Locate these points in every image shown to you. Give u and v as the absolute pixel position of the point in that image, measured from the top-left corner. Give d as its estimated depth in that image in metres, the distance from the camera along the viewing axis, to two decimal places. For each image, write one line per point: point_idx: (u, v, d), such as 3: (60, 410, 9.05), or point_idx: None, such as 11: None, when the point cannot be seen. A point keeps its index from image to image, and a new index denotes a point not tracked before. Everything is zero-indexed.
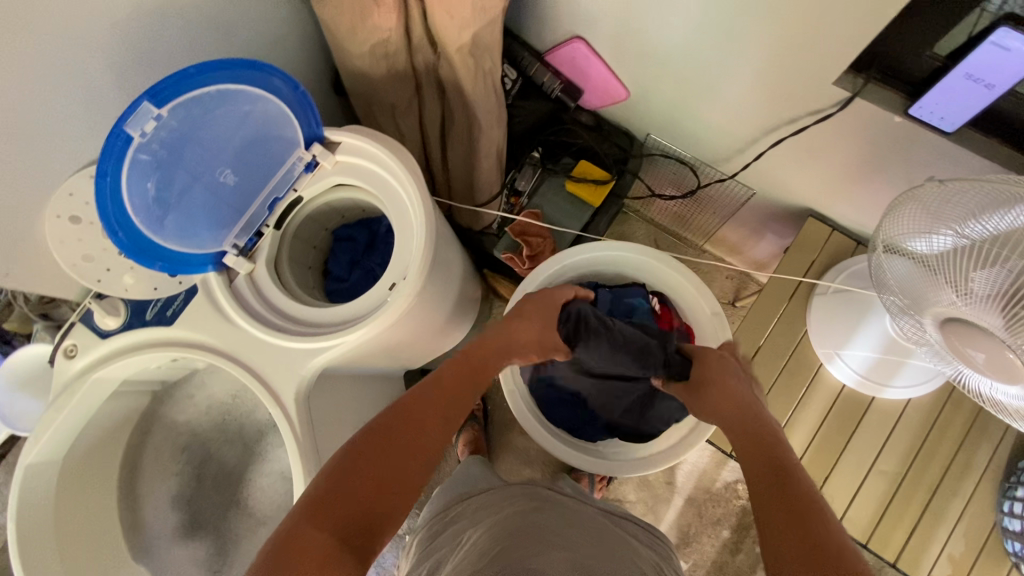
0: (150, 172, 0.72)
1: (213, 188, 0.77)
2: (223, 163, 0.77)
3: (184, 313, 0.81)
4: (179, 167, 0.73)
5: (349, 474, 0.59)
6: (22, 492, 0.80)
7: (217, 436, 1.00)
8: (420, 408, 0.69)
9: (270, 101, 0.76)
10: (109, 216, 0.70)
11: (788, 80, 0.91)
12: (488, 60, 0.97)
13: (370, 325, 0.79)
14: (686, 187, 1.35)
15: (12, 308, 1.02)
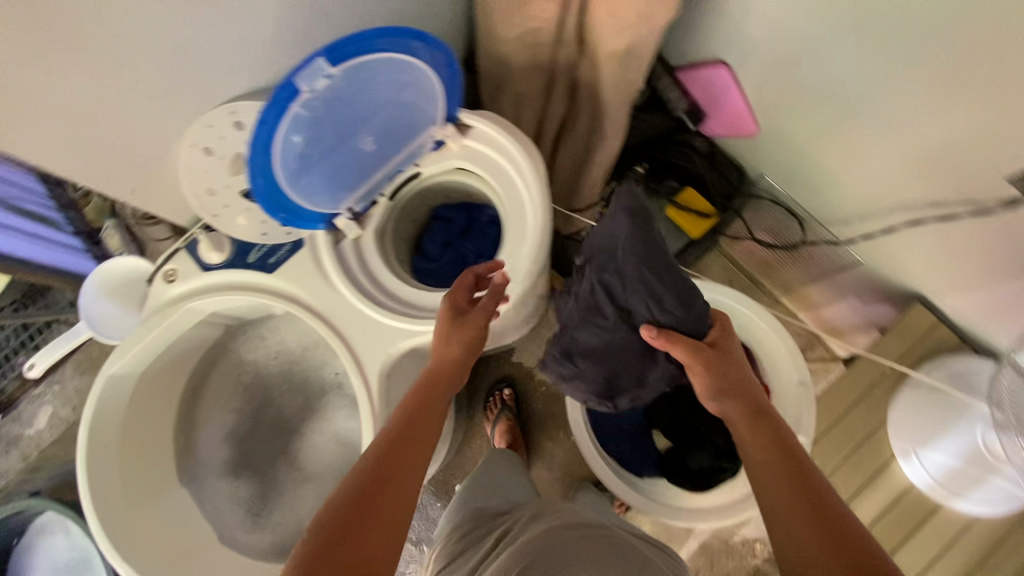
0: (303, 125, 0.68)
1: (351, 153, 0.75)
2: (367, 128, 0.74)
3: (286, 264, 0.81)
4: (331, 126, 0.70)
5: (356, 524, 0.53)
6: (99, 397, 0.83)
7: (280, 382, 1.00)
8: (406, 430, 0.63)
9: (430, 79, 0.74)
10: (254, 162, 0.67)
11: (952, 164, 0.84)
12: (634, 72, 0.93)
13: None
14: (789, 240, 1.25)
15: (89, 198, 1.04)
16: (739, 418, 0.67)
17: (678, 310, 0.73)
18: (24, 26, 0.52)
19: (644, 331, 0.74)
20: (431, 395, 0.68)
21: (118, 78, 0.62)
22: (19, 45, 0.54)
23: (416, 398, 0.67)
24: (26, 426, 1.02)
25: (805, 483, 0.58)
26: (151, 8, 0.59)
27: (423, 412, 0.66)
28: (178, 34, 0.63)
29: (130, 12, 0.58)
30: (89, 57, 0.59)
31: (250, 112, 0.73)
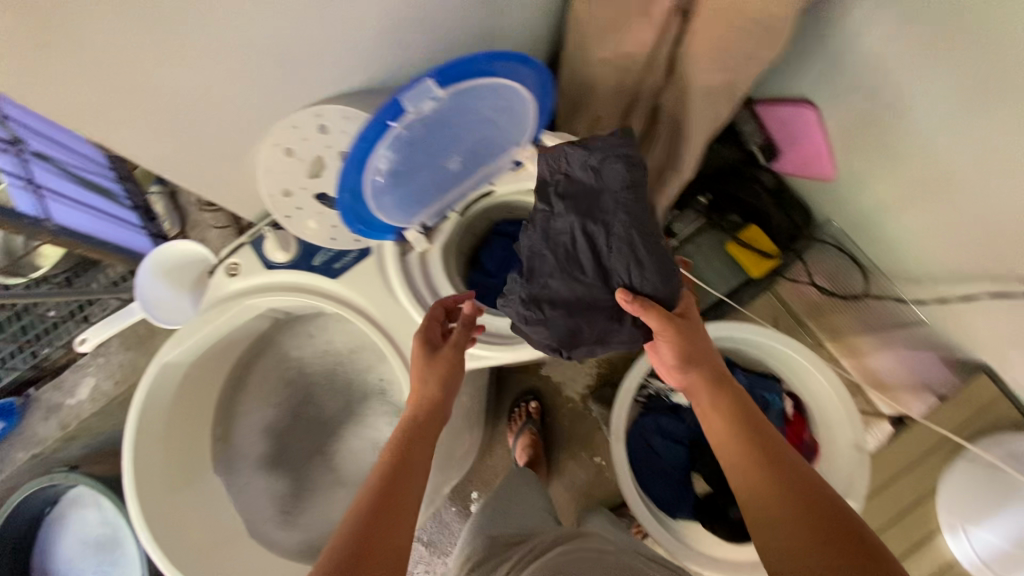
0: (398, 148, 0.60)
1: (438, 172, 0.69)
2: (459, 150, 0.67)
3: (351, 270, 0.80)
4: (424, 149, 0.63)
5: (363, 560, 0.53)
6: (153, 381, 0.83)
7: (323, 382, 1.00)
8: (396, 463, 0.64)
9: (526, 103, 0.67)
10: (341, 181, 0.61)
11: None
12: (723, 109, 0.89)
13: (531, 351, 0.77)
14: (850, 290, 1.21)
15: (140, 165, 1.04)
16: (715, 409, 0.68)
17: (656, 278, 0.68)
18: (137, 16, 0.51)
19: (620, 295, 0.67)
20: (418, 425, 0.69)
21: (216, 73, 0.61)
22: (129, 35, 0.52)
23: (404, 430, 0.68)
24: (68, 395, 1.03)
25: (787, 473, 0.60)
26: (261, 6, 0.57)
27: (407, 453, 0.65)
28: (282, 33, 0.61)
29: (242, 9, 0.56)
30: (192, 52, 0.57)
31: (337, 117, 0.71)
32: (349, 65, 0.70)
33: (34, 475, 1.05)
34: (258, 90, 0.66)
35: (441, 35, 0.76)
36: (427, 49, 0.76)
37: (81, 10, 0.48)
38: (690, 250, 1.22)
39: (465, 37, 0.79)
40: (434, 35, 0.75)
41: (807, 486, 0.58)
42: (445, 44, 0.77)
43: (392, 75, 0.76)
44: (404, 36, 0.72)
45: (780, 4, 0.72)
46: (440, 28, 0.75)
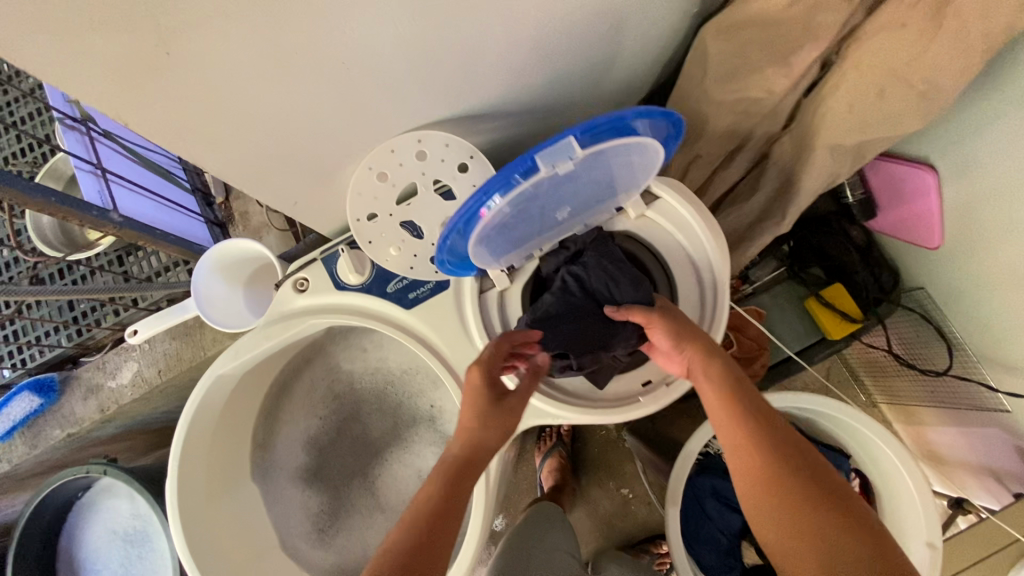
0: (520, 202, 0.54)
1: (546, 222, 0.63)
2: (573, 203, 0.62)
3: (425, 303, 0.75)
4: (541, 203, 0.57)
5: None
6: (204, 390, 0.79)
7: (372, 400, 0.95)
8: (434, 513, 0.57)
9: (657, 164, 0.61)
10: (452, 224, 0.55)
11: None
12: (845, 169, 0.80)
13: (611, 417, 0.71)
14: (930, 365, 1.15)
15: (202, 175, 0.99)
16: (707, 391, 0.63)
17: (631, 288, 0.69)
18: (259, 39, 0.44)
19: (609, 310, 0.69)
20: (461, 466, 0.62)
21: (323, 96, 0.54)
22: (247, 59, 0.45)
23: (442, 472, 0.61)
24: (110, 377, 1.00)
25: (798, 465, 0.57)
26: (386, 28, 0.50)
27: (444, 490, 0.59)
28: (399, 56, 0.54)
29: (366, 32, 0.49)
30: (306, 74, 0.50)
31: (438, 145, 0.66)
32: (459, 89, 0.63)
33: (68, 451, 1.04)
34: (361, 112, 0.59)
35: (558, 61, 0.68)
36: (540, 75, 0.69)
37: (203, 33, 0.41)
38: (765, 300, 1.15)
39: (581, 64, 0.71)
40: (551, 61, 0.67)
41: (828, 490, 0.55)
42: (559, 70, 0.70)
43: (499, 99, 0.69)
44: (520, 61, 0.64)
45: (949, 74, 0.64)
46: (558, 53, 0.67)
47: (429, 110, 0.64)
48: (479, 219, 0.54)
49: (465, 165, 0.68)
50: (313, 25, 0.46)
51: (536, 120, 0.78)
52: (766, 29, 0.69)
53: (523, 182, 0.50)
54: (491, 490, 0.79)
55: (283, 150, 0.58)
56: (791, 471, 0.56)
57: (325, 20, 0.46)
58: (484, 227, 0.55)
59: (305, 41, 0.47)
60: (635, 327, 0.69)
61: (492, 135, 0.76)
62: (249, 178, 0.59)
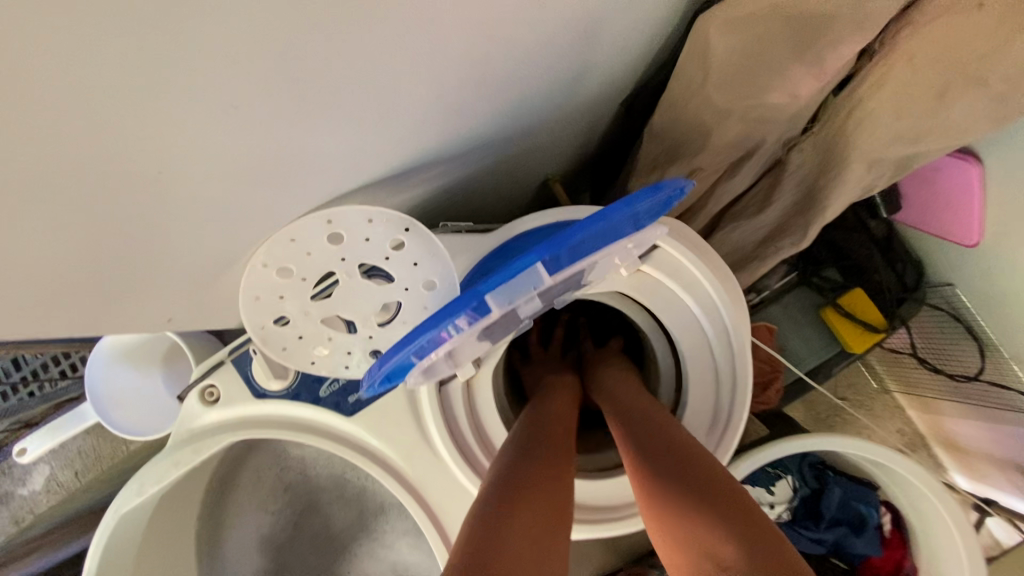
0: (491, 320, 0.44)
1: (519, 324, 0.52)
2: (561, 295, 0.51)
3: (372, 407, 0.59)
4: (512, 313, 0.46)
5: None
6: (112, 530, 0.64)
7: (331, 488, 0.81)
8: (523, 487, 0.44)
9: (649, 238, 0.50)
10: (399, 350, 0.43)
11: None
12: (878, 177, 0.65)
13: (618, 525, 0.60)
14: (959, 367, 1.02)
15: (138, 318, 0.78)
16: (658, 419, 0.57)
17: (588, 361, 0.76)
18: (33, 156, 0.27)
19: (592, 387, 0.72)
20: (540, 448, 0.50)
21: (177, 195, 0.37)
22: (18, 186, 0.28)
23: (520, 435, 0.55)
24: (20, 484, 0.85)
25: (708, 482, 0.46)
26: (245, 100, 0.33)
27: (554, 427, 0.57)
28: (276, 128, 0.37)
29: (210, 112, 0.32)
30: (130, 180, 0.33)
31: (358, 221, 0.48)
32: (380, 148, 0.45)
33: None
34: (248, 202, 0.42)
35: (512, 88, 0.51)
36: (490, 106, 0.51)
37: None
38: (775, 313, 1.00)
39: (542, 84, 0.54)
40: (504, 89, 0.50)
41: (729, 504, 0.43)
42: (518, 95, 0.52)
43: (439, 143, 0.51)
44: (461, 97, 0.47)
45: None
46: (512, 79, 0.49)
47: (342, 178, 0.46)
48: (436, 343, 0.43)
49: (401, 241, 0.51)
50: (127, 122, 0.29)
51: (491, 153, 0.61)
52: (788, 21, 0.52)
53: (479, 317, 0.41)
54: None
55: (143, 266, 0.41)
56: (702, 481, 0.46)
57: (144, 110, 0.29)
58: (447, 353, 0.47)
59: (117, 141, 0.30)
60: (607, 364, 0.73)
61: (437, 180, 0.59)
62: (95, 300, 0.42)
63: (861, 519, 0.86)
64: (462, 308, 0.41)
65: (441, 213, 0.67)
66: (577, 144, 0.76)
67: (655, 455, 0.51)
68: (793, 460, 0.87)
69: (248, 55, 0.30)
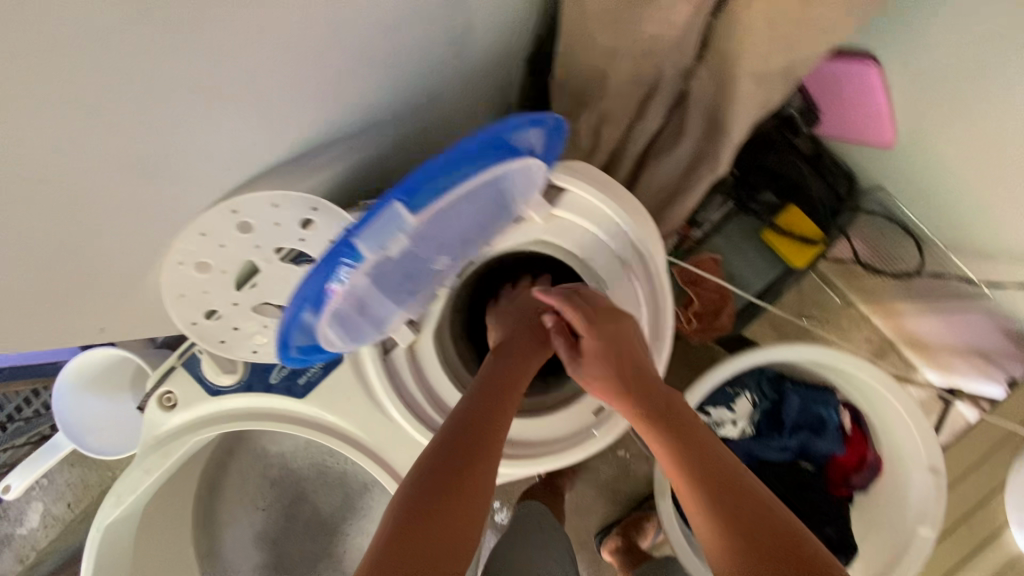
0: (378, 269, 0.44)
1: (420, 277, 0.52)
2: (449, 250, 0.52)
3: (321, 386, 0.61)
4: (403, 261, 0.46)
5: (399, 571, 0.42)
6: (101, 541, 0.68)
7: (314, 478, 0.84)
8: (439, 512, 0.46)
9: (529, 175, 0.52)
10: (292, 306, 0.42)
11: None
12: (772, 91, 0.68)
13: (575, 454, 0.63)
14: (901, 267, 1.06)
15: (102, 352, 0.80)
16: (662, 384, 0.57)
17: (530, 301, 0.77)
18: None
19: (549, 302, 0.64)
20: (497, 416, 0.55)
21: (72, 204, 0.39)
22: None
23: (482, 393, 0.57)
24: (17, 524, 0.88)
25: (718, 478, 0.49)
26: (113, 99, 0.34)
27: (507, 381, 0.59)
28: (153, 125, 0.38)
29: (81, 114, 0.34)
30: (20, 191, 0.35)
31: (263, 207, 0.50)
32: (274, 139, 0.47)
33: None
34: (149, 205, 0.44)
35: (399, 58, 0.52)
36: (381, 81, 0.53)
37: None
38: (718, 243, 1.02)
39: (427, 50, 0.56)
40: (390, 62, 0.52)
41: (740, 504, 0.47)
42: (401, 64, 0.54)
43: (337, 123, 0.53)
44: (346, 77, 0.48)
45: None
46: (392, 53, 0.51)
47: (243, 173, 0.48)
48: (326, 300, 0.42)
49: (311, 221, 0.53)
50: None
51: (397, 126, 0.63)
52: None
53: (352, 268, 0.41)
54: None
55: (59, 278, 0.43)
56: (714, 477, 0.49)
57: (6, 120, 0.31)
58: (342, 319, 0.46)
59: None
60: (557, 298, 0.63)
61: (344, 161, 0.61)
62: (21, 319, 0.44)
63: (812, 423, 0.90)
64: (332, 262, 0.40)
65: (362, 192, 0.69)
66: (492, 107, 0.78)
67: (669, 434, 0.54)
68: (750, 376, 0.91)
69: (103, 54, 0.32)
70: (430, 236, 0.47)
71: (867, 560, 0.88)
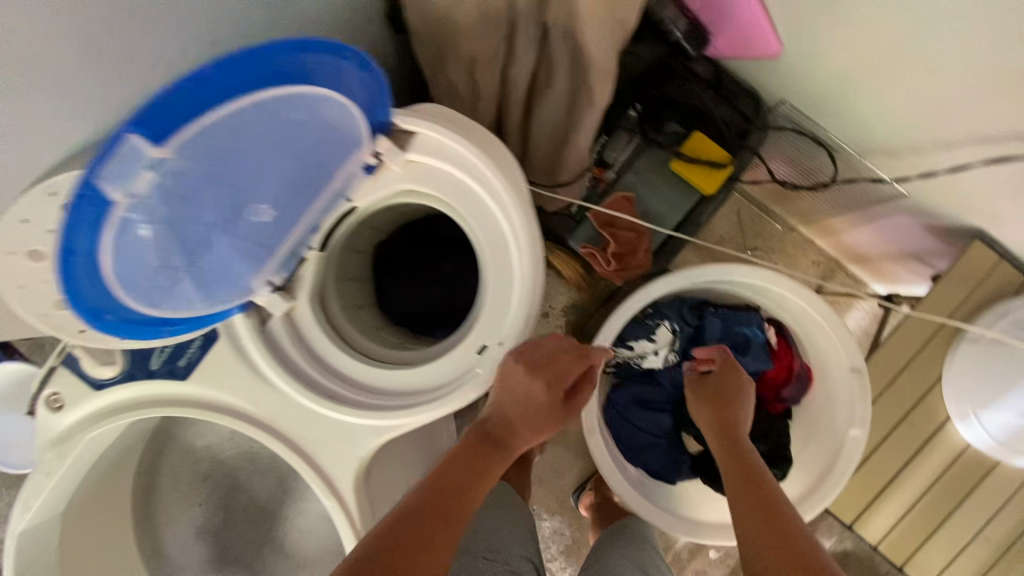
0: (150, 217, 0.44)
1: (240, 231, 0.52)
2: (267, 196, 0.51)
3: (201, 365, 0.61)
4: (190, 211, 0.46)
5: None
6: (16, 551, 0.66)
7: (245, 464, 0.86)
8: (411, 534, 0.48)
9: (331, 105, 0.50)
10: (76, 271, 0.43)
11: None
12: (625, 9, 0.67)
13: (448, 404, 0.60)
14: (817, 178, 1.06)
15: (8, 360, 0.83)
16: (747, 458, 0.68)
17: (430, 250, 0.83)
18: None
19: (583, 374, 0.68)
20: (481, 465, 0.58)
21: None
22: None
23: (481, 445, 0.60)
24: None
25: (777, 527, 0.56)
26: None
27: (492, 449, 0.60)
28: None
29: None
30: None
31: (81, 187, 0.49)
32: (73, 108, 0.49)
33: None
34: None
35: (197, 19, 0.55)
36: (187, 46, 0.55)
37: None
38: (630, 180, 1.02)
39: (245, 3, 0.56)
40: (187, 23, 0.54)
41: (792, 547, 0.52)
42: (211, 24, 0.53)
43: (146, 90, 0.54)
44: (138, 39, 0.50)
45: None
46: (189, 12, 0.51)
47: (59, 143, 0.52)
48: (98, 248, 0.43)
49: None
50: None
51: None
52: None
53: (102, 208, 0.41)
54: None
55: None
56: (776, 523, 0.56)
57: None
58: (146, 272, 0.47)
59: None
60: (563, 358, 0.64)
61: None
62: None
63: (727, 338, 0.91)
64: (77, 205, 0.40)
65: None
66: None
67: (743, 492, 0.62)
68: (670, 306, 0.93)
69: None
70: (216, 180, 0.46)
71: (807, 469, 0.89)
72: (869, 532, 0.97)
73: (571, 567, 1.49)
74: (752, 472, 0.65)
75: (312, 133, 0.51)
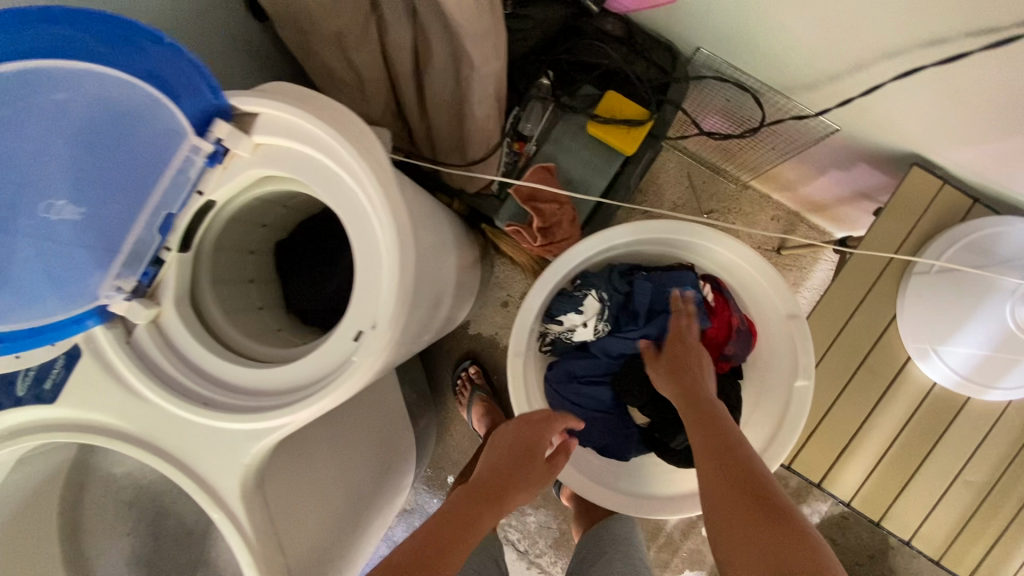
0: None
1: (45, 230, 0.49)
2: (60, 189, 0.49)
3: (71, 385, 0.58)
4: None
5: None
6: None
7: (170, 487, 0.84)
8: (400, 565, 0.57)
9: (99, 78, 0.48)
10: None
11: None
12: None
13: (324, 398, 0.56)
14: (745, 122, 1.04)
15: None
16: (708, 411, 0.68)
17: (332, 244, 0.81)
18: None
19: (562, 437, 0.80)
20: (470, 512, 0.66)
21: None
22: None
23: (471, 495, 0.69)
24: None
25: (742, 485, 0.58)
26: None
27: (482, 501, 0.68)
28: None
29: None
30: None
31: None
32: None
33: None
34: None
35: None
36: None
37: None
38: (549, 150, 0.98)
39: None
40: None
41: (756, 504, 0.55)
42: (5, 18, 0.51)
43: None
44: None
45: None
46: None
47: None
48: None
49: None
50: None
51: None
52: None
53: None
54: (294, 553, 0.64)
55: None
56: (740, 480, 0.58)
57: None
58: None
59: None
60: (540, 423, 0.78)
61: None
62: None
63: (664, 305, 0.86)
64: None
65: None
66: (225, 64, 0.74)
67: (711, 447, 0.63)
68: (599, 276, 0.88)
69: None
70: None
71: (759, 430, 0.84)
72: (841, 489, 0.91)
73: (561, 560, 1.45)
74: (713, 428, 0.66)
75: (94, 114, 0.49)
